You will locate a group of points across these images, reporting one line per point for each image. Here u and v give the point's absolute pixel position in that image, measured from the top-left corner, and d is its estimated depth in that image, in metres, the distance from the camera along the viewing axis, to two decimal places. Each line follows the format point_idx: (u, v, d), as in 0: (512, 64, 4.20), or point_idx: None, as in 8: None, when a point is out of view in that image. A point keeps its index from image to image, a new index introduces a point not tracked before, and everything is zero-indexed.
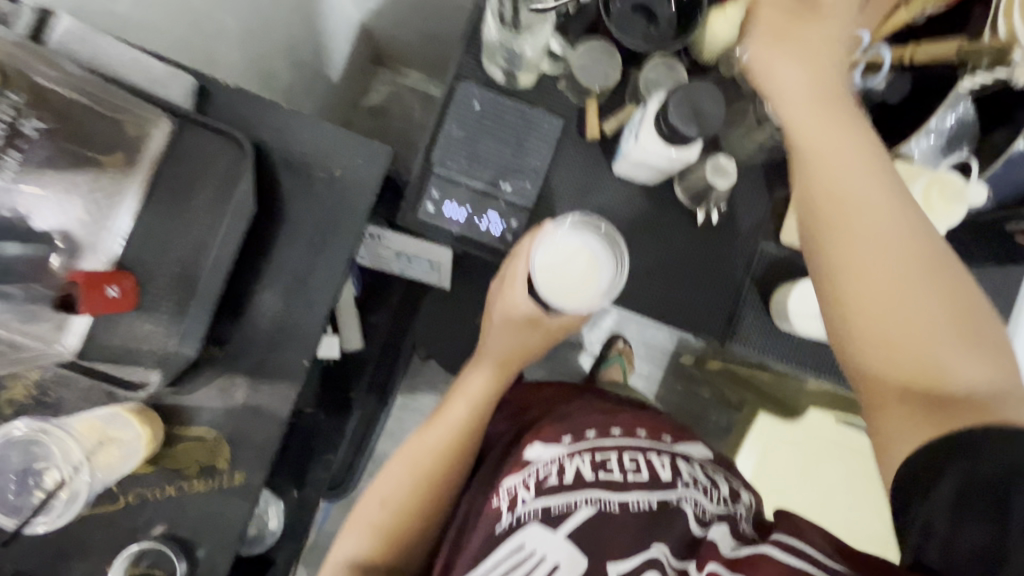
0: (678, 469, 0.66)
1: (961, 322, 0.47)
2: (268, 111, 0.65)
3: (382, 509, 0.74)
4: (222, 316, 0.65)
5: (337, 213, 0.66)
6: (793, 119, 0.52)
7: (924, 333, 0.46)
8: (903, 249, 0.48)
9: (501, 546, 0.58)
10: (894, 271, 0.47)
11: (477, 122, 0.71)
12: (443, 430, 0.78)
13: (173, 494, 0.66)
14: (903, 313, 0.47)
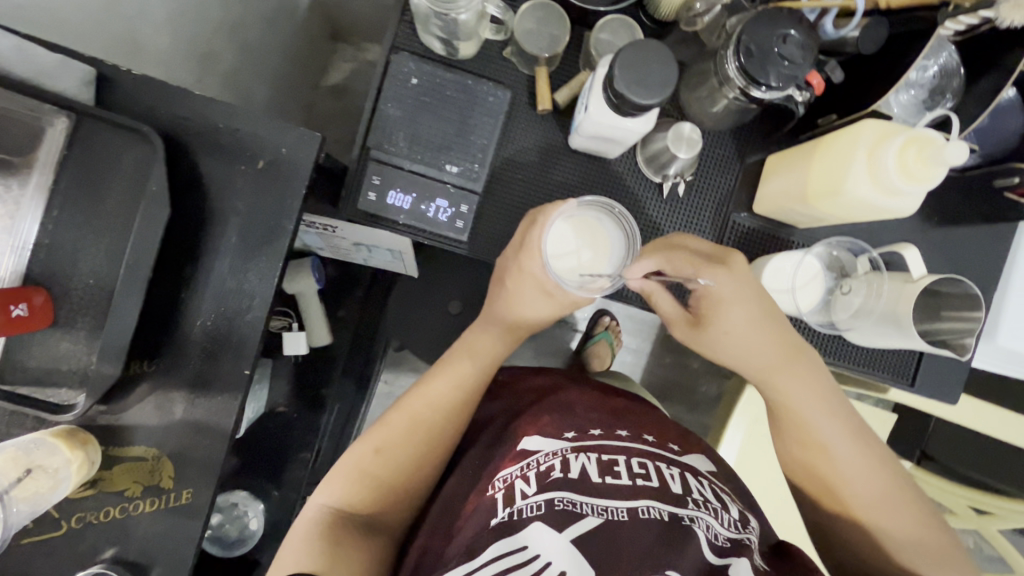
0: (687, 483, 0.64)
1: (822, 385, 0.64)
2: (181, 100, 0.59)
3: (375, 459, 0.71)
4: (149, 328, 0.60)
5: (265, 209, 0.61)
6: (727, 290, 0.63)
7: (792, 426, 0.65)
8: (763, 323, 0.63)
9: (500, 541, 0.56)
10: (764, 387, 0.65)
11: (416, 100, 0.65)
12: (447, 384, 0.76)
13: (117, 516, 0.63)
14: (768, 373, 0.65)
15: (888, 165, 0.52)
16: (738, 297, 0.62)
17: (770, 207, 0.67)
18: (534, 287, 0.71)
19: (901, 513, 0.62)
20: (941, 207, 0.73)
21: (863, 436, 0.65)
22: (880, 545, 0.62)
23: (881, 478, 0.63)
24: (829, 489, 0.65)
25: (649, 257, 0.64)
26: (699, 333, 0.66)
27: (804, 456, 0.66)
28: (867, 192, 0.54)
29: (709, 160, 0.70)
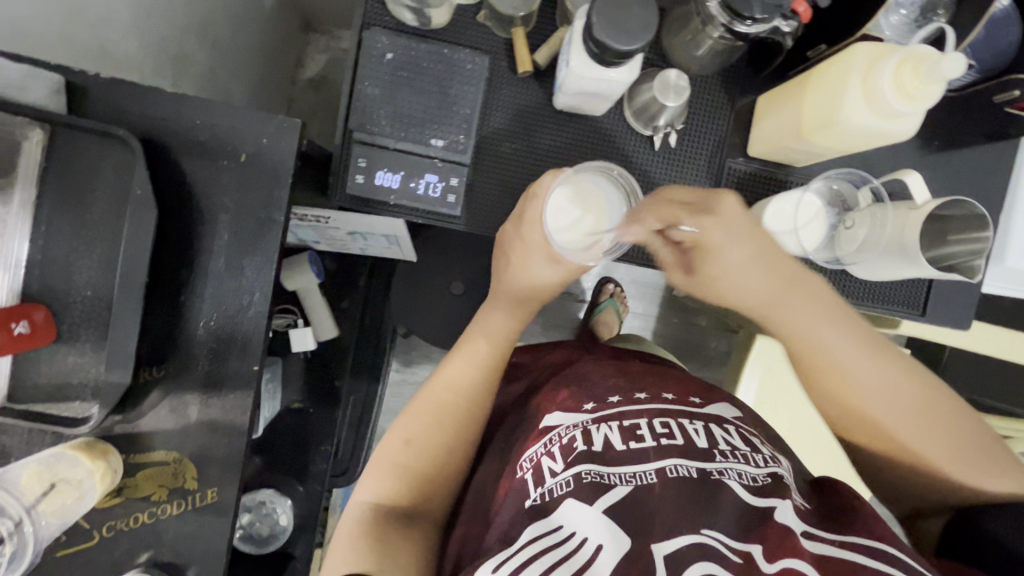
0: (713, 435, 0.63)
1: (825, 303, 0.59)
2: (155, 101, 0.58)
3: (405, 449, 0.70)
4: (154, 333, 0.60)
5: (254, 203, 0.60)
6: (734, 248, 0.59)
7: (833, 382, 0.59)
8: (758, 256, 0.58)
9: (536, 524, 0.56)
10: (801, 344, 0.59)
11: (393, 75, 0.63)
12: (466, 367, 0.75)
13: (147, 521, 0.63)
14: (773, 305, 0.60)
15: (883, 88, 0.50)
16: (727, 233, 0.57)
17: (766, 147, 0.65)
18: (541, 254, 0.72)
19: (932, 427, 0.56)
20: (940, 130, 0.72)
21: (883, 350, 0.58)
22: (912, 462, 0.58)
23: (911, 393, 0.57)
24: (885, 443, 0.59)
25: (635, 224, 0.61)
26: (695, 280, 0.63)
27: (818, 385, 0.61)
28: (863, 119, 0.52)
29: (699, 106, 0.68)
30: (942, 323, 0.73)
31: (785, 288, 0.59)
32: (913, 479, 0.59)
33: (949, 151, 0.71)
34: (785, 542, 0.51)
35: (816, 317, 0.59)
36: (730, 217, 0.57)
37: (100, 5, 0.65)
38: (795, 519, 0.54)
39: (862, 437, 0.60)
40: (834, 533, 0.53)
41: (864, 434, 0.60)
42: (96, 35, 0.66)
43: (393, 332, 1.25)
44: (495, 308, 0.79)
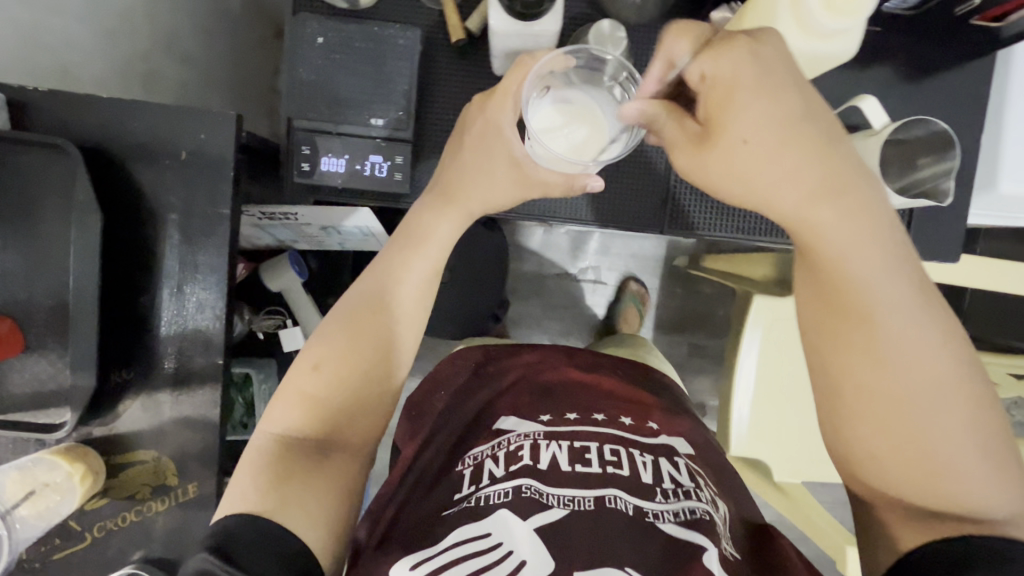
0: (660, 470, 0.58)
1: (867, 218, 0.43)
2: (97, 109, 0.59)
3: (313, 377, 0.55)
4: (120, 336, 0.62)
5: (200, 199, 0.61)
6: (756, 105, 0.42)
7: (872, 319, 0.44)
8: (785, 125, 0.42)
9: (463, 528, 0.51)
10: (834, 254, 0.44)
11: (326, 59, 0.63)
12: (404, 298, 0.60)
13: (135, 519, 0.65)
14: (800, 199, 0.43)
15: (812, 8, 0.47)
16: (761, 85, 0.41)
17: None
18: (501, 150, 0.61)
19: (961, 414, 0.43)
20: (908, 59, 0.69)
21: (930, 305, 0.44)
22: (922, 468, 0.43)
23: (946, 368, 0.43)
24: (904, 431, 0.43)
25: (657, 59, 0.47)
26: (708, 151, 0.44)
27: (830, 327, 0.46)
28: (795, 45, 0.50)
29: (642, 58, 0.66)
30: (927, 256, 0.70)
31: (830, 175, 0.43)
32: (908, 487, 0.44)
33: (915, 79, 0.69)
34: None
35: (874, 224, 0.44)
36: (778, 60, 0.43)
37: (54, 25, 0.66)
38: (725, 568, 0.48)
39: (879, 415, 0.44)
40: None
41: (878, 413, 0.44)
42: (54, 55, 0.67)
43: None
44: (429, 207, 0.63)
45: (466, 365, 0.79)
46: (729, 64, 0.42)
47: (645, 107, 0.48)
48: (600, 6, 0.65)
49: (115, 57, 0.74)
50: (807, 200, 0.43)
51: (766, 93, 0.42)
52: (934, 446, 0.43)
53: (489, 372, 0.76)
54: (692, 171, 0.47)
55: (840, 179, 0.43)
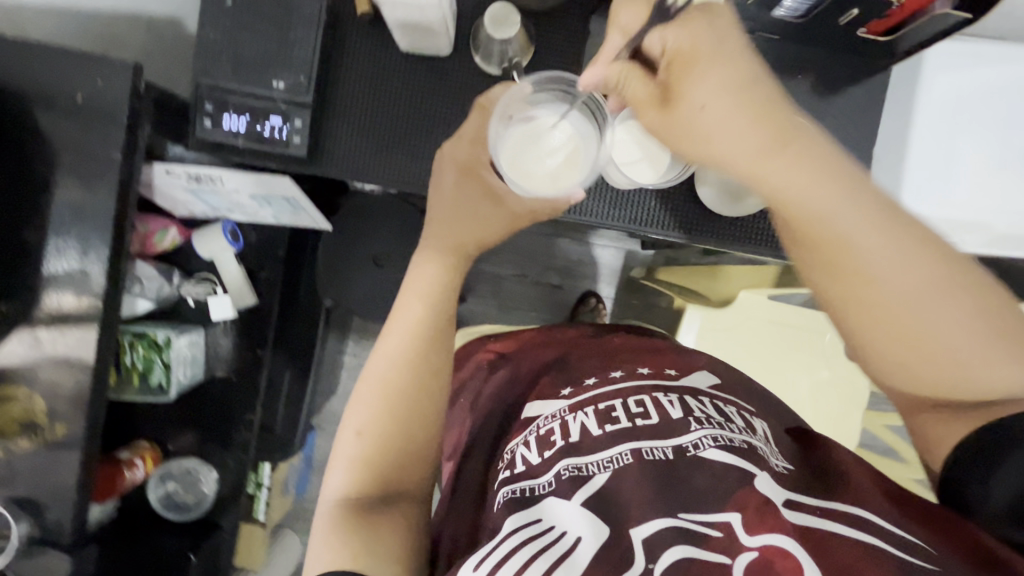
0: (687, 406, 0.62)
1: (825, 157, 0.49)
2: (0, 47, 0.61)
3: (357, 441, 0.65)
4: (3, 269, 0.63)
5: (93, 144, 0.62)
6: (716, 99, 0.49)
7: (847, 259, 0.49)
8: (743, 95, 0.48)
9: (518, 514, 0.54)
10: (814, 213, 0.49)
11: (233, 20, 0.66)
12: (403, 333, 0.69)
13: (2, 456, 0.65)
14: (757, 158, 0.49)
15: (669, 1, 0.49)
16: (713, 56, 0.48)
17: None
18: (481, 192, 0.71)
19: (951, 308, 0.46)
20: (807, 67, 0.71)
21: (894, 215, 0.49)
22: (938, 359, 0.47)
23: (927, 267, 0.47)
24: (909, 343, 0.48)
25: (612, 33, 0.53)
26: (672, 115, 0.51)
27: (818, 265, 0.51)
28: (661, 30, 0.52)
29: (545, 44, 0.69)
30: None
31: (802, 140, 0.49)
32: (934, 385, 0.48)
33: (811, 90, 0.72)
34: (770, 517, 0.47)
35: (839, 174, 0.49)
36: (718, 36, 0.49)
37: None
38: (776, 488, 0.50)
39: (889, 339, 0.49)
40: (819, 500, 0.49)
41: (883, 328, 0.49)
42: None
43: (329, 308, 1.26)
44: (428, 259, 0.72)
45: (478, 363, 0.84)
46: (685, 46, 0.49)
47: (607, 73, 0.53)
48: None
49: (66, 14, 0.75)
50: (782, 184, 0.49)
51: (726, 84, 0.48)
52: (980, 341, 0.46)
53: (498, 365, 0.82)
54: (659, 130, 0.53)
55: (808, 139, 0.49)
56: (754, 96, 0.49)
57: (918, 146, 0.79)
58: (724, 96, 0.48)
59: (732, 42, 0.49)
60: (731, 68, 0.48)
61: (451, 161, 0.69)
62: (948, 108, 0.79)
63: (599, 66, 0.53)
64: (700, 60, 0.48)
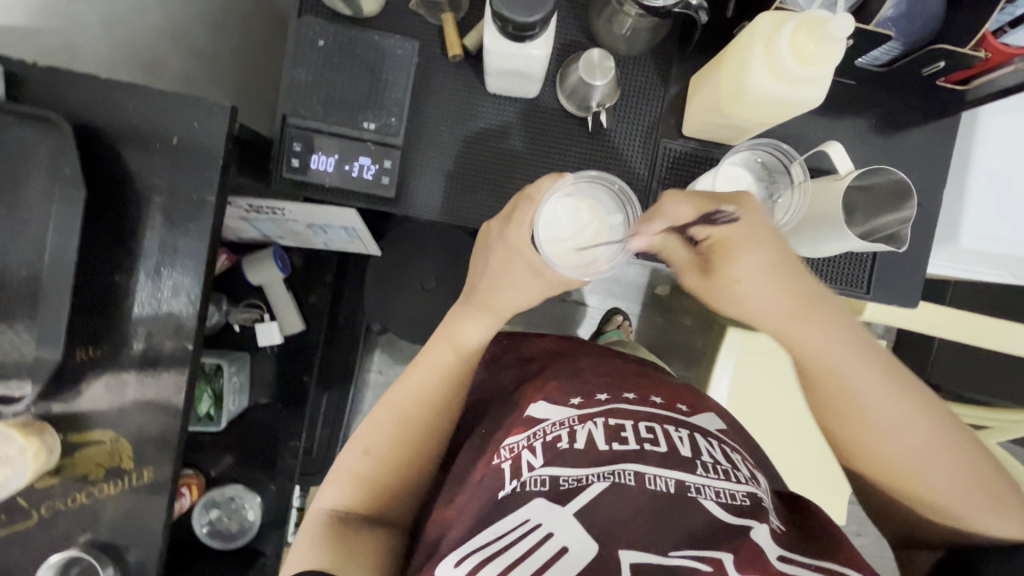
0: (698, 445, 0.60)
1: (844, 328, 0.54)
2: (94, 88, 0.61)
3: (364, 460, 0.69)
4: (91, 311, 0.62)
5: (186, 185, 0.62)
6: (746, 284, 0.54)
7: (855, 413, 0.54)
8: (773, 271, 0.53)
9: (506, 515, 0.54)
10: (828, 370, 0.54)
11: (325, 62, 0.65)
12: (428, 373, 0.72)
13: (85, 501, 0.64)
14: (782, 323, 0.55)
15: (783, 55, 0.51)
16: (750, 240, 0.54)
17: (697, 126, 0.67)
18: (522, 265, 0.67)
19: (944, 468, 0.53)
20: (887, 109, 0.73)
21: (904, 383, 0.53)
22: (924, 501, 0.55)
23: (928, 433, 0.53)
24: (897, 474, 0.55)
25: (658, 219, 0.58)
26: (710, 282, 0.56)
27: (838, 417, 0.56)
28: (769, 87, 0.53)
29: (630, 85, 0.70)
30: (887, 299, 0.74)
31: (825, 312, 0.54)
32: (918, 506, 0.57)
33: (890, 132, 0.73)
34: (763, 564, 0.46)
35: (856, 340, 0.54)
36: (750, 216, 0.55)
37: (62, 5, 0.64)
38: (772, 541, 0.50)
39: (881, 470, 0.56)
40: (812, 558, 0.50)
41: (885, 472, 0.56)
42: (57, 30, 0.65)
43: (369, 330, 1.24)
44: (466, 314, 0.73)
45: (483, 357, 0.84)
46: (724, 232, 0.54)
47: (654, 241, 0.60)
48: (594, 34, 0.69)
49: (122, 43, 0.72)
50: (800, 344, 0.55)
51: (761, 275, 0.53)
52: (959, 490, 0.54)
53: (506, 363, 0.82)
54: (700, 290, 0.59)
55: (828, 307, 0.54)
56: (785, 274, 0.54)
57: (974, 185, 0.78)
58: (761, 279, 0.53)
59: (762, 220, 0.54)
60: (767, 269, 0.53)
61: (498, 233, 0.67)
62: (1008, 147, 0.78)
63: (648, 232, 0.60)
64: (746, 250, 0.53)
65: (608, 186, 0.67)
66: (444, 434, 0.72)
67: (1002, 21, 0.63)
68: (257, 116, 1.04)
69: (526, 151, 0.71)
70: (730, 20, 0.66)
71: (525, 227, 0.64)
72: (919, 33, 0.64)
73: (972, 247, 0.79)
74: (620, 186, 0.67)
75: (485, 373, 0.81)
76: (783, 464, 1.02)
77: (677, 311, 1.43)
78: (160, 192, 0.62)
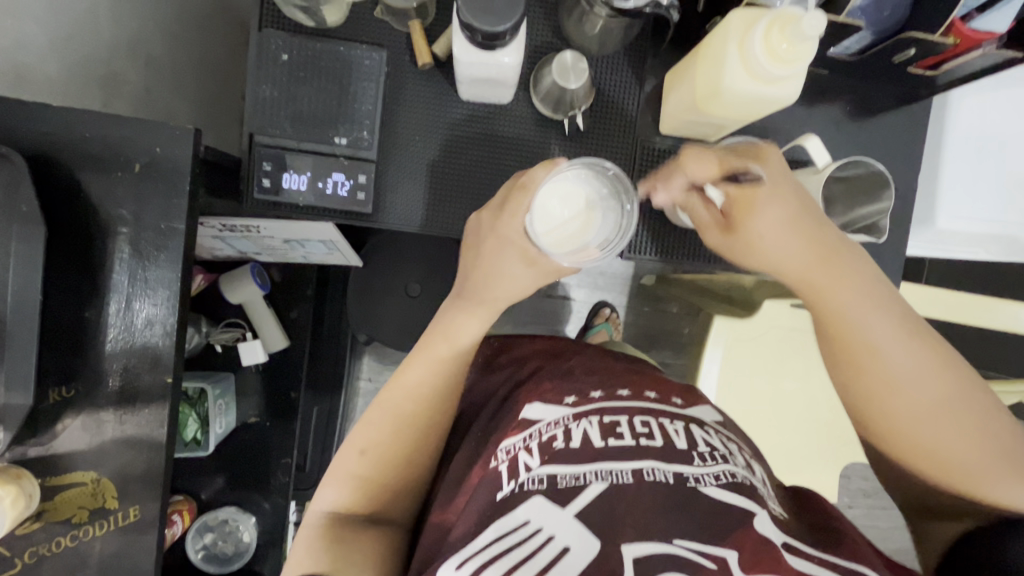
0: (693, 436, 0.60)
1: (863, 279, 0.55)
2: (45, 117, 0.58)
3: (362, 459, 0.66)
4: (61, 351, 0.60)
5: (153, 213, 0.60)
6: (762, 235, 0.55)
7: (872, 355, 0.54)
8: (795, 224, 0.54)
9: (504, 517, 0.53)
10: (848, 310, 0.54)
11: (289, 76, 0.63)
12: (428, 370, 0.69)
13: (70, 544, 0.62)
14: (802, 276, 0.56)
15: (756, 52, 0.51)
16: (773, 195, 0.54)
17: (675, 124, 0.67)
18: (515, 253, 0.66)
19: (959, 426, 0.53)
20: (861, 96, 0.73)
21: (918, 332, 0.54)
22: (941, 467, 0.54)
23: (942, 386, 0.53)
24: (913, 430, 0.54)
25: (679, 173, 0.60)
26: (733, 238, 0.57)
27: (847, 366, 0.56)
28: (745, 87, 0.53)
29: (605, 86, 0.69)
30: None
31: (850, 263, 0.55)
32: (933, 470, 0.55)
33: (863, 118, 0.74)
34: (766, 557, 0.46)
35: (873, 281, 0.55)
36: (773, 174, 0.56)
37: (5, 27, 0.60)
38: (774, 530, 0.50)
39: (898, 426, 0.55)
40: (813, 549, 0.50)
41: (895, 431, 0.55)
42: (3, 54, 0.61)
43: (356, 339, 1.22)
44: (460, 309, 0.71)
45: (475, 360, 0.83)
46: (747, 190, 0.55)
47: (675, 197, 0.62)
48: (565, 35, 0.67)
49: (70, 63, 0.69)
50: (823, 286, 0.55)
51: (784, 221, 0.54)
52: (974, 455, 0.52)
53: (498, 365, 0.80)
54: (722, 248, 0.59)
55: (849, 257, 0.55)
56: (805, 222, 0.55)
57: (948, 165, 0.79)
58: (782, 226, 0.54)
59: (787, 179, 0.56)
60: (793, 219, 0.54)
61: (490, 224, 0.65)
62: (979, 127, 0.79)
63: (669, 189, 0.62)
64: (767, 198, 0.54)
65: (604, 172, 0.63)
66: (441, 433, 0.70)
67: (971, 5, 0.63)
68: (223, 130, 1.00)
69: (500, 149, 0.69)
70: (702, 15, 0.65)
71: (518, 217, 0.63)
72: (889, 21, 0.64)
73: (948, 227, 0.80)
74: (614, 171, 0.64)
75: (476, 375, 0.80)
76: (775, 449, 1.04)
77: (664, 300, 1.43)
78: (127, 221, 0.59)
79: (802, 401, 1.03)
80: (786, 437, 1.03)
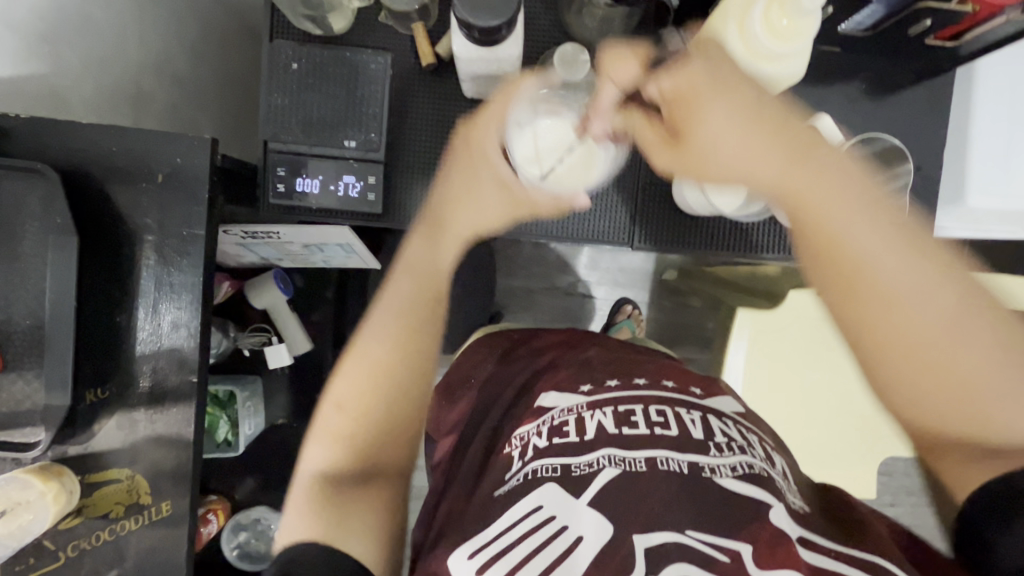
0: (710, 427, 0.59)
1: (855, 187, 0.51)
2: (75, 134, 0.61)
3: (339, 415, 0.66)
4: (96, 355, 0.63)
5: (176, 221, 0.63)
6: (723, 141, 0.50)
7: (869, 270, 0.50)
8: (750, 120, 0.50)
9: (516, 504, 0.52)
10: (844, 224, 0.50)
11: (299, 83, 0.66)
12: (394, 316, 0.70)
13: (109, 538, 0.65)
14: (778, 189, 0.51)
15: (756, 29, 0.50)
16: (716, 87, 0.50)
17: None
18: (489, 176, 0.66)
19: (970, 341, 0.49)
20: (878, 74, 0.71)
21: (909, 238, 0.51)
22: (958, 389, 0.50)
23: (953, 299, 0.50)
24: (912, 349, 0.51)
25: (604, 86, 0.55)
26: (682, 150, 0.53)
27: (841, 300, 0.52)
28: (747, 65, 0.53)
29: None
30: None
31: (840, 173, 0.51)
32: (941, 403, 0.51)
33: (881, 96, 0.71)
34: (781, 549, 0.45)
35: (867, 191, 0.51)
36: (711, 66, 0.51)
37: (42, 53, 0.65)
38: (790, 523, 0.49)
39: (900, 354, 0.51)
40: (834, 543, 0.48)
41: (912, 358, 0.51)
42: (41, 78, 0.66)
43: None
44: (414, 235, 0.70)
45: (494, 352, 0.82)
46: (682, 87, 0.51)
47: (614, 124, 0.56)
48: (567, 28, 0.67)
49: (103, 83, 0.72)
50: (819, 203, 0.50)
51: (746, 132, 0.50)
52: (982, 363, 0.49)
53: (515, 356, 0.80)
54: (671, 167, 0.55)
55: (839, 167, 0.51)
56: (788, 127, 0.51)
57: (980, 140, 0.75)
58: (755, 136, 0.50)
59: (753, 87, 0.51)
60: (756, 120, 0.50)
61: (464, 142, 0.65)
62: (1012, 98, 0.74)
63: (602, 119, 0.56)
64: (728, 102, 0.50)
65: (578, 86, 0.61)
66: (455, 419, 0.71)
67: None
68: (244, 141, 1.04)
69: None
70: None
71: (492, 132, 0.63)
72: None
73: (982, 205, 0.76)
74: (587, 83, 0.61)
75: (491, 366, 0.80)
76: (804, 442, 1.01)
77: (687, 295, 1.40)
78: (152, 229, 0.63)
79: (831, 392, 1.00)
80: (816, 430, 1.00)
